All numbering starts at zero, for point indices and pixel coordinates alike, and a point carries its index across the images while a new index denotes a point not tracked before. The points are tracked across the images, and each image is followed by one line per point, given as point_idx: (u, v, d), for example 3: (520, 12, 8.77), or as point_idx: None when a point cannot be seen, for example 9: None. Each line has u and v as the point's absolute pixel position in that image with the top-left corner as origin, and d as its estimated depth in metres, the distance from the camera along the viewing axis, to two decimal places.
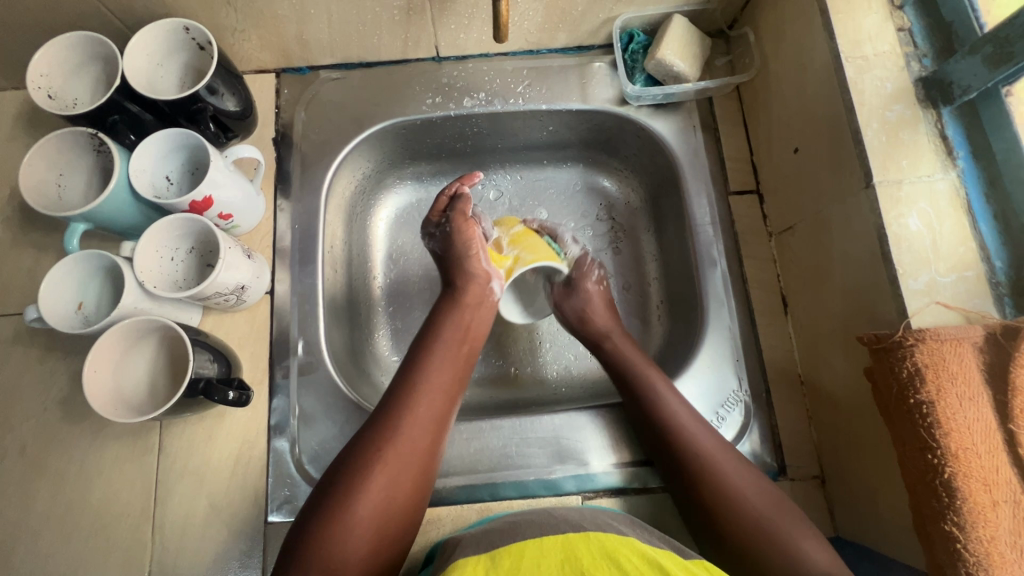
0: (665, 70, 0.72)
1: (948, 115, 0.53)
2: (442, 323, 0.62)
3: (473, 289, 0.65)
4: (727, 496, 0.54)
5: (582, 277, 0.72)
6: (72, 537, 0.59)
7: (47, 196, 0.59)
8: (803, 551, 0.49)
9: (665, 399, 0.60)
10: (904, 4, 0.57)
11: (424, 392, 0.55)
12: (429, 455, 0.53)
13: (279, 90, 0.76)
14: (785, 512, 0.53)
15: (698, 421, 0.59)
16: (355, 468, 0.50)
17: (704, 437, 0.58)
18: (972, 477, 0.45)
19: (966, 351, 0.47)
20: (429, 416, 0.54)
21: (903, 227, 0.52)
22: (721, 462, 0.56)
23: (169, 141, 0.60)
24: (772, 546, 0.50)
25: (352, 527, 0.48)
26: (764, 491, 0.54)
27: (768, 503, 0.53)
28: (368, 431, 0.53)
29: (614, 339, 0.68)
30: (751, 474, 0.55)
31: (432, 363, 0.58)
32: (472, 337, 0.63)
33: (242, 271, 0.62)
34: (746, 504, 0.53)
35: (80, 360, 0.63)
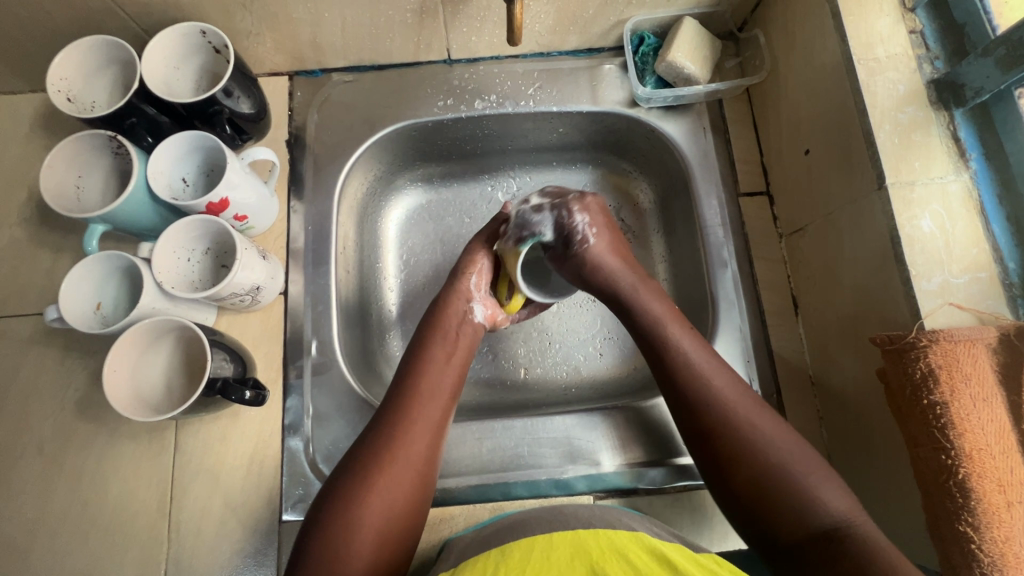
0: (675, 72, 0.72)
1: (960, 117, 0.54)
2: (430, 341, 0.61)
3: (458, 307, 0.64)
4: (747, 445, 0.50)
5: (568, 243, 0.64)
6: (90, 534, 0.60)
7: (67, 198, 0.60)
8: (822, 502, 0.47)
9: (689, 350, 0.56)
10: (916, 6, 0.58)
11: (417, 409, 0.55)
12: (424, 471, 0.53)
13: (292, 93, 0.77)
14: (808, 462, 0.49)
15: (717, 367, 0.55)
16: (353, 484, 0.50)
17: (721, 387, 0.54)
18: (986, 478, 0.45)
19: (980, 351, 0.47)
20: (423, 434, 0.54)
21: (916, 229, 0.52)
22: (739, 413, 0.52)
23: (185, 143, 0.61)
24: (790, 493, 0.48)
25: (352, 540, 0.48)
26: (786, 438, 0.51)
27: (789, 450, 0.50)
28: (362, 447, 0.53)
29: (628, 284, 0.62)
30: (771, 418, 0.52)
31: (423, 379, 0.58)
32: (460, 352, 0.62)
33: (257, 272, 0.63)
34: (765, 452, 0.50)
35: (98, 360, 0.64)
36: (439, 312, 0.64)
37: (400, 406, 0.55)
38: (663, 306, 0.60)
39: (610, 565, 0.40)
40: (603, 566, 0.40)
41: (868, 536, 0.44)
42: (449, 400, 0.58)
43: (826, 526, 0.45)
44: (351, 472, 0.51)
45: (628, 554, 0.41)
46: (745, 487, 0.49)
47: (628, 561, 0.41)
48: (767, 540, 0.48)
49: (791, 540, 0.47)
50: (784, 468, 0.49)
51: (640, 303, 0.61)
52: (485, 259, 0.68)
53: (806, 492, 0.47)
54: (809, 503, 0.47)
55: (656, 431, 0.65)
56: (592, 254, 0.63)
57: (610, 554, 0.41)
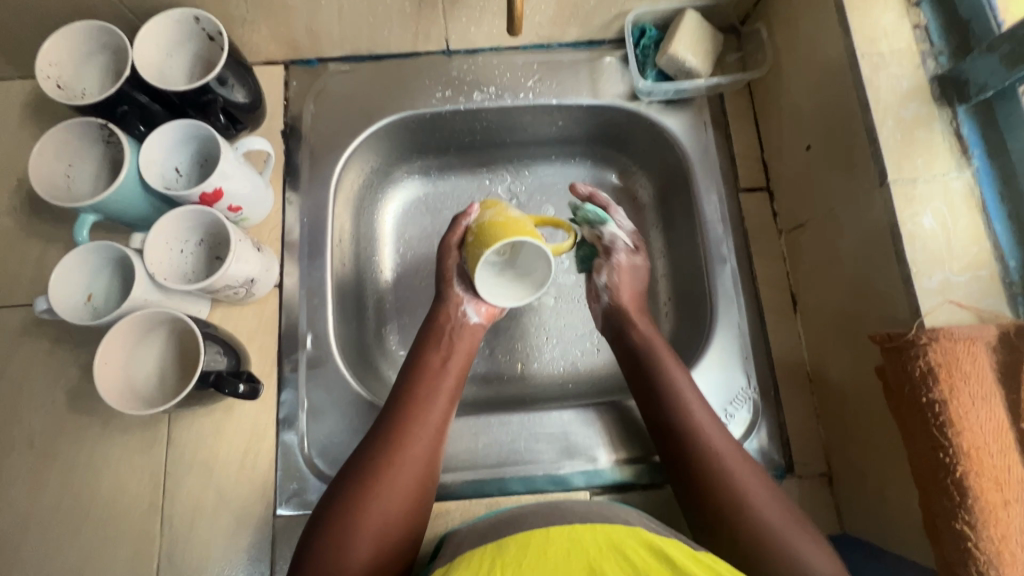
0: (677, 66, 0.71)
1: (964, 114, 0.53)
2: (425, 351, 0.61)
3: (448, 314, 0.63)
4: (743, 505, 0.51)
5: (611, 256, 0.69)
6: (81, 528, 0.59)
7: (57, 187, 0.59)
8: (807, 564, 0.48)
9: (689, 404, 0.58)
10: (921, 1, 0.57)
11: (415, 417, 0.55)
12: (423, 481, 0.53)
13: (288, 82, 0.75)
14: (794, 524, 0.51)
15: (717, 428, 0.57)
16: (354, 489, 0.50)
17: (719, 443, 0.55)
18: (983, 476, 0.45)
19: (980, 350, 0.47)
20: (424, 438, 0.54)
21: (917, 226, 0.51)
22: (736, 470, 0.54)
23: (178, 132, 0.60)
24: (778, 552, 0.49)
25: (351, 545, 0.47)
26: (777, 505, 0.52)
27: (780, 516, 0.51)
28: (362, 453, 0.53)
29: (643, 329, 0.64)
30: (762, 479, 0.54)
31: (422, 386, 0.58)
32: (456, 360, 0.61)
33: (252, 264, 0.62)
34: (760, 514, 0.51)
35: (89, 352, 0.63)
36: (429, 326, 0.62)
37: (400, 414, 0.55)
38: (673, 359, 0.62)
39: (608, 563, 0.40)
40: (600, 562, 0.40)
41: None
42: (448, 405, 0.58)
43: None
44: (351, 478, 0.51)
45: (626, 551, 0.41)
46: (735, 545, 0.50)
47: (627, 559, 0.40)
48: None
49: None
50: (773, 530, 0.50)
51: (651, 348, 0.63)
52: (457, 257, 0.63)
53: (793, 553, 0.48)
54: (796, 565, 0.48)
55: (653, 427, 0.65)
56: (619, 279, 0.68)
57: (608, 551, 0.41)
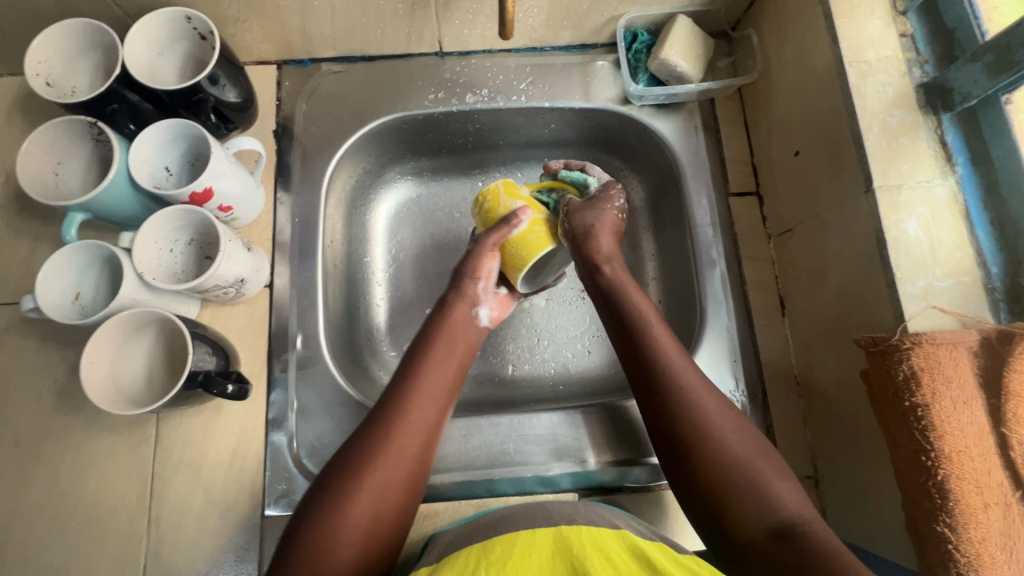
0: (668, 70, 0.72)
1: (948, 122, 0.54)
2: (431, 335, 0.60)
3: (465, 310, 0.63)
4: (710, 443, 0.49)
5: (604, 201, 0.64)
6: (67, 528, 0.59)
7: (45, 185, 0.58)
8: (774, 499, 0.47)
9: (663, 345, 0.55)
10: (907, 10, 0.58)
11: (411, 406, 0.54)
12: (416, 472, 0.52)
13: (280, 83, 0.75)
14: (765, 458, 0.49)
15: (691, 368, 0.54)
16: (344, 478, 0.49)
17: (693, 381, 0.53)
18: (964, 479, 0.45)
19: (962, 355, 0.48)
20: (418, 424, 0.53)
21: (902, 232, 0.52)
22: (708, 406, 0.51)
23: (169, 131, 0.60)
24: (744, 485, 0.47)
25: (338, 533, 0.46)
26: (747, 437, 0.50)
27: (747, 450, 0.49)
28: (355, 441, 0.51)
29: (614, 266, 0.62)
30: (732, 414, 0.52)
31: (422, 375, 0.56)
32: (461, 350, 0.60)
33: (242, 264, 0.61)
34: (727, 450, 0.49)
35: (77, 351, 0.63)
36: (441, 316, 0.62)
37: (397, 402, 0.54)
38: (645, 303, 0.60)
39: (593, 563, 0.40)
40: (584, 563, 0.40)
41: (820, 534, 0.44)
42: (446, 395, 0.57)
43: (778, 522, 0.45)
44: (345, 464, 0.50)
45: (611, 553, 0.41)
46: (702, 484, 0.49)
47: (612, 561, 0.40)
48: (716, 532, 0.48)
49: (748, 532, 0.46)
50: (742, 467, 0.48)
51: (625, 293, 0.60)
52: (495, 263, 0.62)
53: (761, 488, 0.47)
54: (764, 501, 0.47)
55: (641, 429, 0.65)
56: (604, 219, 0.63)
57: (593, 552, 0.41)
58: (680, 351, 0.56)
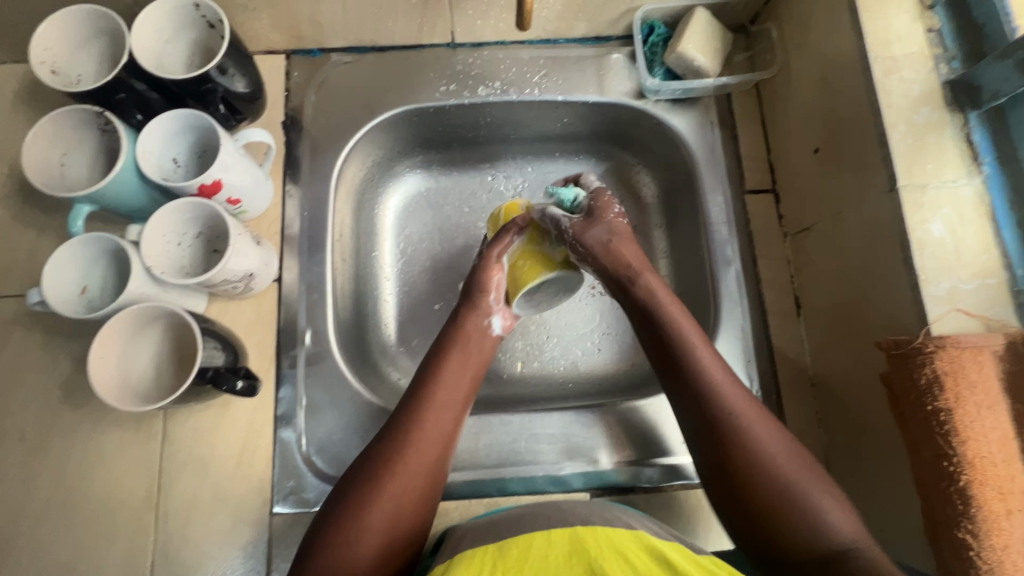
0: (685, 64, 0.70)
1: (975, 120, 0.53)
2: (448, 346, 0.59)
3: (477, 322, 0.61)
4: (757, 464, 0.48)
5: (604, 209, 0.61)
6: (74, 523, 0.58)
7: (51, 175, 0.57)
8: (825, 523, 0.46)
9: (701, 356, 0.54)
10: (935, 4, 0.56)
11: (427, 416, 0.53)
12: (431, 482, 0.51)
13: (289, 73, 0.74)
14: (816, 478, 0.48)
15: (733, 384, 0.53)
16: (360, 492, 0.48)
17: (741, 403, 0.51)
18: (987, 486, 0.45)
19: (986, 359, 0.47)
20: (430, 445, 0.52)
21: (926, 233, 0.51)
22: (757, 429, 0.50)
23: (178, 122, 0.58)
24: (800, 512, 0.46)
25: (356, 543, 0.46)
26: (799, 459, 0.49)
27: (801, 472, 0.48)
28: (371, 455, 0.51)
29: (646, 279, 0.59)
30: (782, 436, 0.50)
31: (439, 385, 0.55)
32: (476, 364, 0.59)
33: (251, 258, 0.60)
34: (780, 476, 0.48)
35: (83, 345, 0.62)
36: (455, 329, 0.60)
37: (415, 411, 0.53)
38: (682, 316, 0.56)
39: (610, 563, 0.40)
40: (601, 563, 0.40)
41: (876, 559, 0.43)
42: (458, 414, 0.55)
43: (832, 549, 0.45)
44: (356, 484, 0.49)
45: (627, 553, 0.40)
46: (750, 505, 0.48)
47: (628, 560, 0.40)
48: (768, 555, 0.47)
49: (806, 557, 0.45)
50: (787, 488, 0.47)
51: (659, 299, 0.58)
52: (502, 273, 0.62)
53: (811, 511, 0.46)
54: (816, 524, 0.46)
55: (652, 429, 0.65)
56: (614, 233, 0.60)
57: (609, 552, 0.40)
58: (722, 365, 0.54)
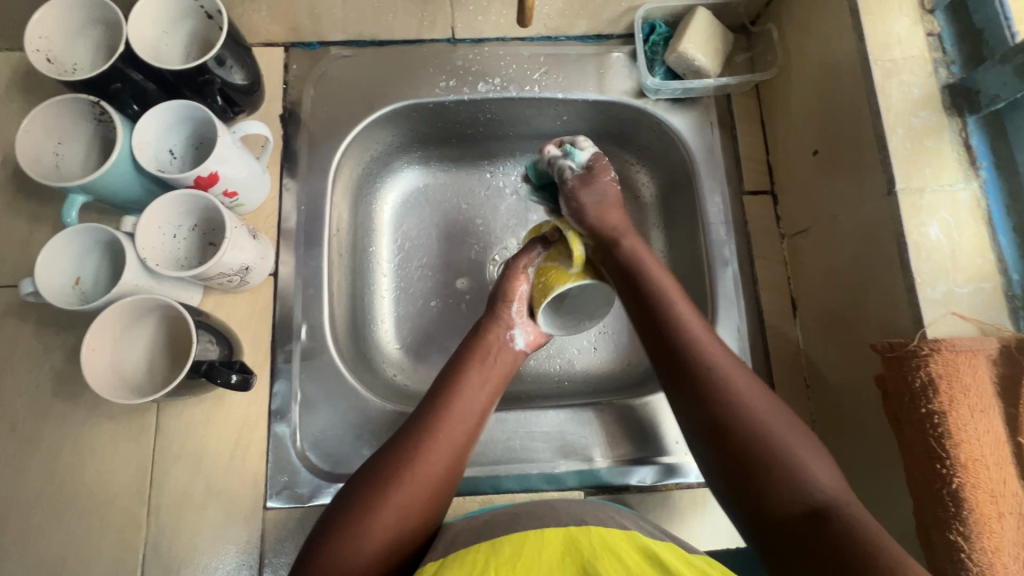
0: (686, 64, 0.70)
1: (973, 124, 0.53)
2: (467, 358, 0.59)
3: (499, 333, 0.61)
4: (737, 412, 0.49)
5: (602, 169, 0.61)
6: (65, 515, 0.58)
7: (44, 164, 0.56)
8: (805, 475, 0.45)
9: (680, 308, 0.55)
10: (935, 8, 0.56)
11: (444, 422, 0.54)
12: (442, 489, 0.51)
13: (288, 65, 0.73)
14: (800, 434, 0.48)
15: (716, 343, 0.53)
16: (370, 489, 0.49)
17: (721, 355, 0.52)
18: (979, 488, 0.45)
19: (981, 362, 0.47)
20: (444, 449, 0.52)
21: (923, 236, 0.51)
22: (738, 384, 0.51)
23: (174, 112, 0.58)
24: (779, 464, 0.46)
25: (363, 541, 0.46)
26: (782, 415, 0.49)
27: (785, 427, 0.48)
28: (387, 453, 0.51)
29: (629, 238, 0.59)
30: (764, 395, 0.50)
31: (458, 394, 0.56)
32: (495, 378, 0.59)
33: (247, 252, 0.60)
34: (763, 428, 0.48)
35: (76, 336, 0.61)
36: (475, 340, 0.61)
37: (433, 419, 0.54)
38: (659, 274, 0.57)
39: (603, 562, 0.39)
40: (593, 562, 0.40)
41: (854, 512, 0.43)
42: (475, 422, 0.55)
43: (810, 500, 0.44)
44: (368, 483, 0.49)
45: (620, 552, 0.40)
46: (732, 453, 0.48)
47: (621, 561, 0.40)
48: (750, 509, 0.46)
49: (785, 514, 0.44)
50: (768, 440, 0.47)
51: (645, 256, 0.58)
52: (526, 285, 0.62)
53: (791, 463, 0.46)
54: (795, 474, 0.45)
55: (647, 428, 0.65)
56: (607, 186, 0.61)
57: (602, 551, 0.40)
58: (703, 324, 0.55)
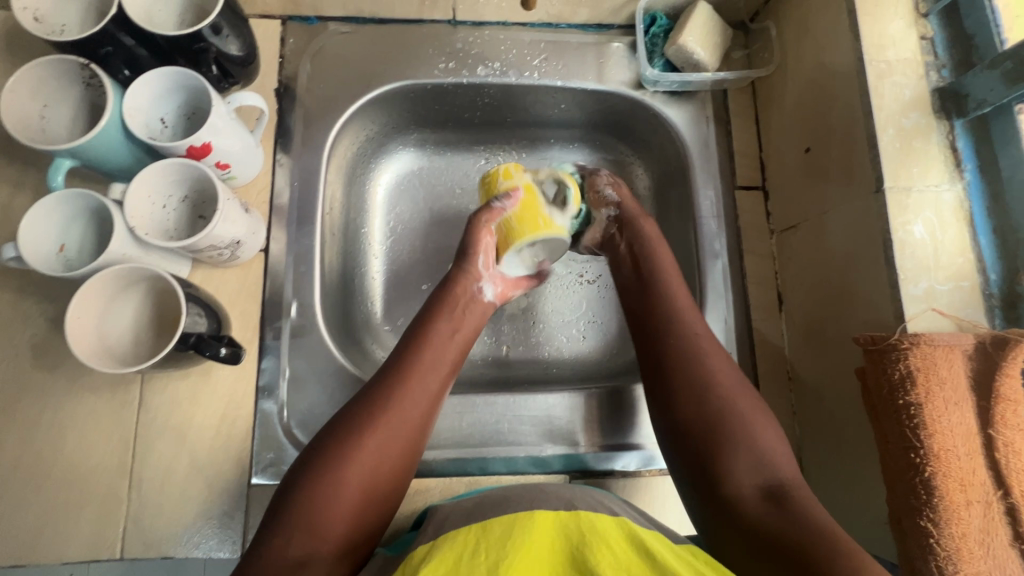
0: (685, 57, 0.71)
1: (960, 127, 0.54)
2: (434, 313, 0.61)
3: (467, 286, 0.63)
4: (712, 384, 0.54)
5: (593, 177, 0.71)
6: (42, 486, 0.57)
7: (30, 126, 0.55)
8: (768, 454, 0.50)
9: (677, 291, 0.62)
10: (929, 12, 0.58)
11: (412, 382, 0.55)
12: (414, 449, 0.53)
13: (284, 39, 0.72)
14: (753, 403, 0.54)
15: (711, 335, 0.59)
16: (336, 450, 0.49)
17: (705, 342, 0.58)
18: (950, 477, 0.47)
19: (957, 357, 0.49)
20: (414, 411, 0.54)
21: (909, 234, 0.53)
22: (713, 364, 0.56)
23: (166, 79, 0.56)
24: (745, 447, 0.51)
25: (332, 502, 0.47)
26: (747, 395, 0.54)
27: (746, 404, 0.53)
28: (353, 410, 0.52)
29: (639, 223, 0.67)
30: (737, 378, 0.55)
31: (423, 354, 0.57)
32: (464, 332, 0.62)
33: (238, 226, 0.59)
34: (731, 401, 0.53)
35: (57, 305, 0.60)
36: (444, 294, 0.63)
37: (400, 376, 0.55)
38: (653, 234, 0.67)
39: (594, 552, 0.40)
40: (584, 552, 0.41)
41: (806, 497, 0.47)
42: (444, 379, 0.58)
43: (769, 483, 0.49)
44: (333, 440, 0.50)
45: (610, 541, 0.41)
46: (707, 429, 0.52)
47: (612, 550, 0.41)
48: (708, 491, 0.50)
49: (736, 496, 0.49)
50: (745, 424, 0.52)
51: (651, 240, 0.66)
52: (491, 238, 0.62)
53: (760, 451, 0.50)
54: (761, 461, 0.50)
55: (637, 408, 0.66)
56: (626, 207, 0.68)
57: (593, 541, 0.41)
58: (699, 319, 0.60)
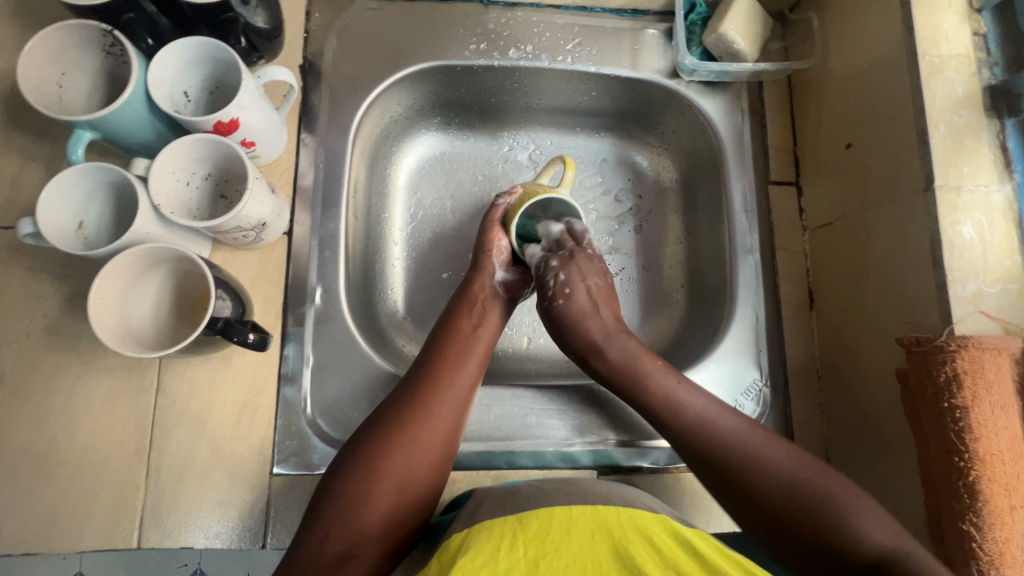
0: (724, 46, 0.69)
1: (1011, 127, 0.53)
2: (456, 316, 0.61)
3: (483, 285, 0.63)
4: (706, 432, 0.52)
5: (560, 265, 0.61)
6: (56, 474, 0.55)
7: (46, 94, 0.52)
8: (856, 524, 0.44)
9: (635, 355, 0.58)
10: (983, 7, 0.56)
11: (444, 375, 0.56)
12: (447, 439, 0.53)
13: (310, 13, 0.69)
14: (810, 468, 0.48)
15: (693, 390, 0.55)
16: (372, 442, 0.50)
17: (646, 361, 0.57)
18: (995, 481, 0.46)
19: (1003, 361, 0.48)
20: (446, 403, 0.54)
21: (958, 234, 0.52)
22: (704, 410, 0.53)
23: (192, 51, 0.54)
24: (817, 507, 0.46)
25: (371, 492, 0.48)
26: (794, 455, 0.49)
27: (800, 466, 0.48)
28: (388, 406, 0.53)
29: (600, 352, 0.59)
30: (759, 431, 0.52)
31: (449, 350, 0.58)
32: (489, 326, 0.61)
33: (265, 206, 0.57)
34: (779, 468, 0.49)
35: (74, 283, 0.57)
36: (463, 294, 0.63)
37: (428, 374, 0.56)
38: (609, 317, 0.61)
39: (636, 547, 0.39)
40: (626, 547, 0.39)
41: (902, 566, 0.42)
42: (475, 370, 0.58)
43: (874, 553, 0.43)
44: (369, 433, 0.51)
45: (652, 536, 0.40)
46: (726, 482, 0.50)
47: (652, 542, 0.40)
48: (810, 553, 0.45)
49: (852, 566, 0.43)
50: (810, 491, 0.47)
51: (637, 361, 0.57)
52: (503, 236, 0.65)
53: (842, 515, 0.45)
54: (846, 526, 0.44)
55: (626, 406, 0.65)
56: (577, 305, 0.60)
57: (631, 534, 0.40)
58: (676, 375, 0.57)
